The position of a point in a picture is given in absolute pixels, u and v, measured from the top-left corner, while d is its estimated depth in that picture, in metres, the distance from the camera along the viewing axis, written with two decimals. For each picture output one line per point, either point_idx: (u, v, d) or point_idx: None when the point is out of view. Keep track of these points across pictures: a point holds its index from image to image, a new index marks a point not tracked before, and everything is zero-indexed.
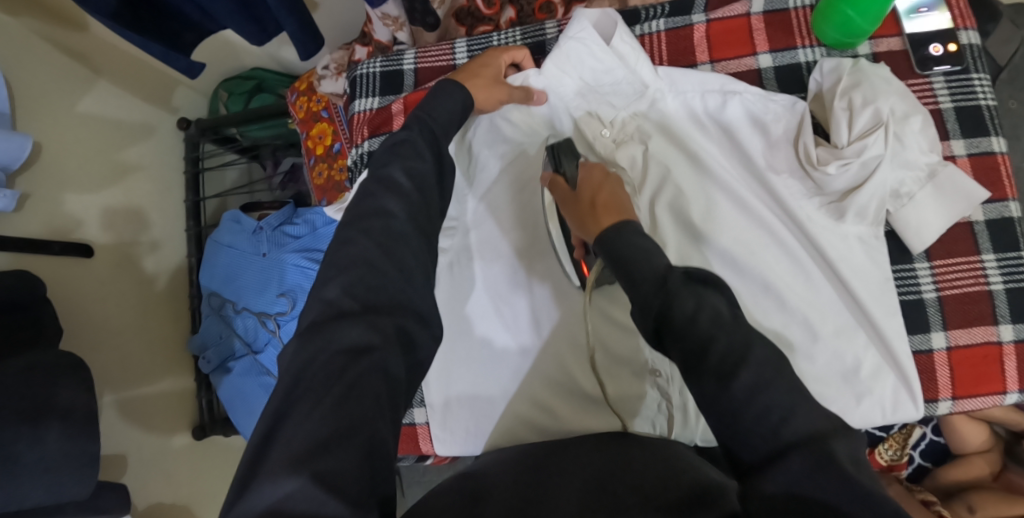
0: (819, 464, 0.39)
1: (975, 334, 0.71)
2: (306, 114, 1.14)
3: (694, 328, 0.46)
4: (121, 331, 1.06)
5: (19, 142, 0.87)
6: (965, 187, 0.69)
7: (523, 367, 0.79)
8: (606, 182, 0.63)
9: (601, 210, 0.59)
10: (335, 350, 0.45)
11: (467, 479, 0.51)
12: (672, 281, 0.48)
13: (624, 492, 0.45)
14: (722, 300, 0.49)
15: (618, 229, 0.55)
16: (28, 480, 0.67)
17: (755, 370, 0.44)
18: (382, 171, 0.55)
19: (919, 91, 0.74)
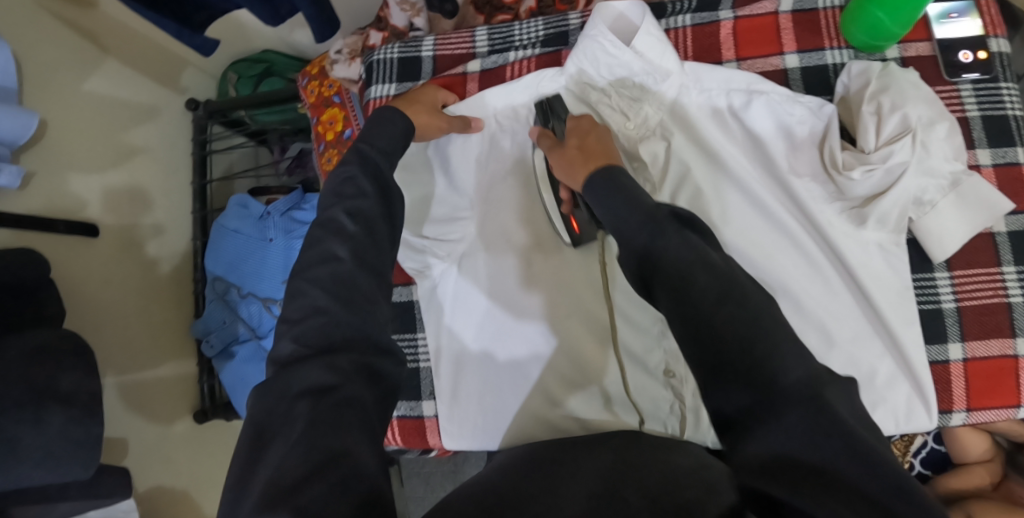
0: (816, 423, 0.39)
1: (992, 346, 0.70)
2: (317, 98, 1.13)
3: (675, 262, 0.48)
4: (124, 314, 1.05)
5: (24, 119, 0.85)
6: (989, 198, 0.68)
7: (533, 363, 0.78)
8: (593, 128, 0.69)
9: (591, 156, 0.64)
10: (295, 394, 0.47)
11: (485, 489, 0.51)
12: (660, 221, 0.51)
13: (632, 497, 0.47)
14: (706, 244, 0.51)
15: (606, 172, 0.59)
16: (29, 462, 0.66)
17: (738, 306, 0.44)
18: (328, 215, 0.59)
19: (947, 97, 0.73)
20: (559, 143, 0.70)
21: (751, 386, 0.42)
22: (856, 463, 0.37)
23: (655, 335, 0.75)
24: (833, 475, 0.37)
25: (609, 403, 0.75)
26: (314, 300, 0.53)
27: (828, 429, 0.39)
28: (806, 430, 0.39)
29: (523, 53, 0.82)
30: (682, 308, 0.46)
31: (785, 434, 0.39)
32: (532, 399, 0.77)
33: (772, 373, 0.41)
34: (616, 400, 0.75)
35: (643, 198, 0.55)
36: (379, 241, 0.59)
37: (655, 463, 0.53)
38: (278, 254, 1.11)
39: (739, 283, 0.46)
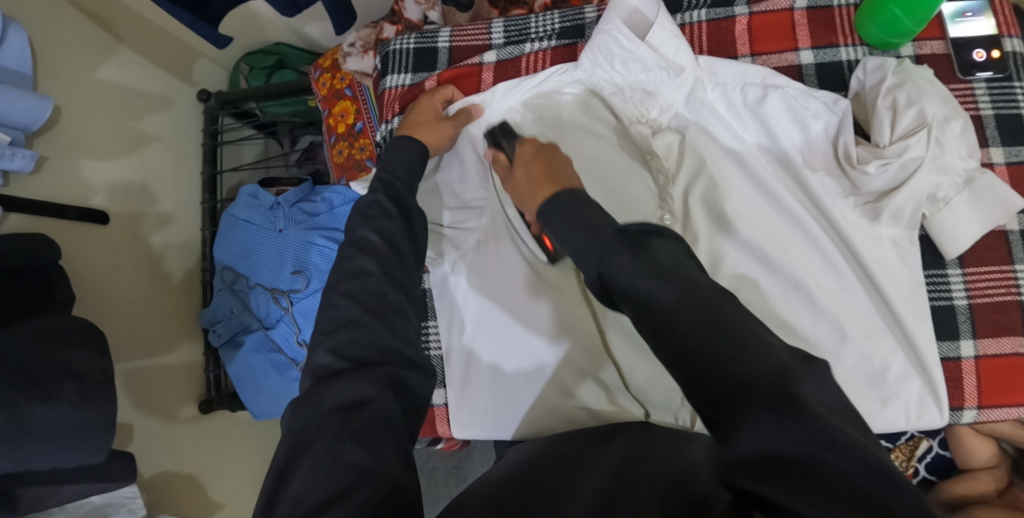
0: (796, 413, 0.38)
1: (1004, 344, 0.70)
2: (329, 91, 1.13)
3: (636, 282, 0.46)
4: (132, 302, 1.06)
5: (40, 104, 0.85)
6: (1003, 195, 0.68)
7: (543, 354, 0.78)
8: (538, 152, 0.68)
9: (539, 184, 0.63)
10: (327, 410, 0.48)
11: (509, 485, 0.53)
12: (606, 244, 0.50)
13: (641, 490, 0.48)
14: (669, 245, 0.49)
15: (554, 199, 0.57)
16: (41, 441, 0.66)
17: (699, 310, 0.43)
18: (356, 236, 0.61)
19: (961, 95, 0.73)
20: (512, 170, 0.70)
21: (725, 380, 0.41)
22: (842, 454, 0.36)
23: None
24: (806, 462, 0.37)
25: (617, 394, 0.75)
26: (348, 313, 0.55)
27: (800, 416, 0.38)
28: (780, 420, 0.38)
29: (539, 45, 0.83)
30: (649, 319, 0.45)
31: (759, 429, 0.38)
32: (544, 388, 0.78)
33: (745, 365, 0.41)
34: (624, 392, 0.75)
35: (596, 217, 0.53)
36: (404, 256, 0.61)
37: (666, 455, 0.54)
38: (288, 244, 1.11)
39: (697, 285, 0.45)
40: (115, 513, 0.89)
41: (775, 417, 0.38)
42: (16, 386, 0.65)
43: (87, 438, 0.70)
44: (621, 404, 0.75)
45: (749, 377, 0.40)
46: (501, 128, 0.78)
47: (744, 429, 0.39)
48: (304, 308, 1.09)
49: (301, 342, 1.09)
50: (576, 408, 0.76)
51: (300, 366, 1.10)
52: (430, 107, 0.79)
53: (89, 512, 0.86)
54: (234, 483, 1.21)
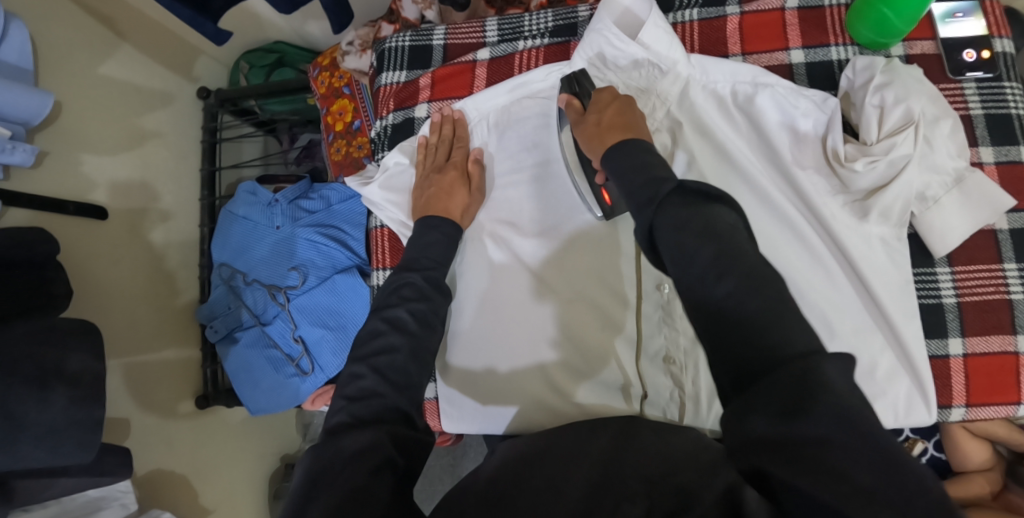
0: (810, 389, 0.38)
1: (992, 343, 0.70)
2: (328, 90, 1.13)
3: (685, 233, 0.47)
4: (131, 297, 1.06)
5: (40, 99, 0.86)
6: (992, 194, 0.68)
7: (533, 356, 0.79)
8: (615, 99, 0.67)
9: (609, 128, 0.63)
10: (347, 455, 0.52)
11: (506, 484, 0.53)
12: (664, 196, 0.49)
13: (627, 484, 0.48)
14: (725, 208, 0.49)
15: (622, 144, 0.58)
16: (30, 433, 0.67)
17: (738, 278, 0.44)
18: (389, 312, 0.64)
19: (951, 95, 0.74)
20: (581, 114, 0.70)
21: (753, 350, 0.42)
22: (853, 436, 0.37)
23: (657, 321, 0.75)
24: (830, 449, 0.37)
25: (629, 387, 0.76)
26: (372, 384, 0.58)
27: (822, 404, 0.38)
28: (783, 409, 0.39)
29: (532, 43, 0.83)
30: (686, 275, 0.46)
31: (775, 413, 0.39)
32: (535, 383, 0.78)
33: (773, 343, 0.42)
34: (615, 386, 0.76)
35: (657, 168, 0.54)
36: (432, 327, 0.65)
37: (651, 439, 0.54)
38: (285, 240, 1.12)
39: (744, 253, 0.46)
40: (110, 506, 0.91)
41: (790, 407, 0.38)
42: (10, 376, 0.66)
43: (78, 429, 0.71)
44: (613, 397, 0.76)
45: (773, 357, 0.41)
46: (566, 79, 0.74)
47: (761, 402, 0.40)
48: (302, 304, 1.10)
49: (299, 339, 1.10)
50: (563, 402, 0.77)
51: (296, 363, 1.11)
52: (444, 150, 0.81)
53: (83, 504, 0.87)
54: (226, 480, 1.21)
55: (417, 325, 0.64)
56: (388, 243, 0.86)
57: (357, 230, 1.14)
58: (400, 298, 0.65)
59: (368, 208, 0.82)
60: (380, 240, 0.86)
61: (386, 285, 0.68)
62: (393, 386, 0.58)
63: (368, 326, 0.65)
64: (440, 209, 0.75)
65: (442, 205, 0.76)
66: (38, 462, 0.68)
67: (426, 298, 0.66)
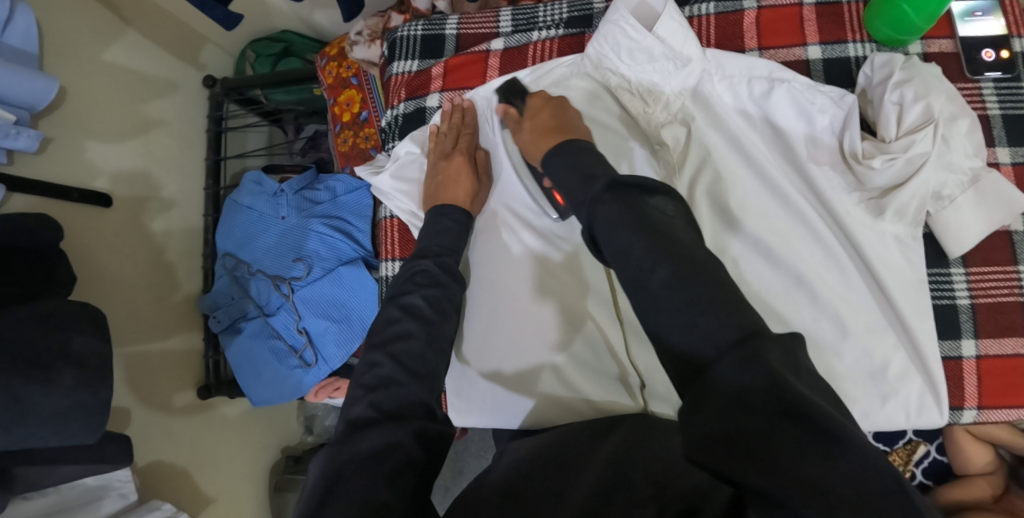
0: (756, 377, 0.37)
1: (1005, 345, 0.69)
2: (335, 80, 1.12)
3: (617, 228, 0.46)
4: (133, 286, 1.06)
5: (44, 84, 0.85)
6: (1009, 195, 0.68)
7: (542, 349, 0.78)
8: (547, 103, 0.72)
9: (543, 132, 0.68)
10: (363, 455, 0.51)
11: (522, 484, 0.52)
12: (596, 194, 0.49)
13: (642, 486, 0.47)
14: (658, 199, 0.48)
15: (562, 145, 0.59)
16: (35, 419, 0.69)
17: (674, 266, 0.43)
18: (404, 300, 0.64)
19: (968, 95, 0.73)
20: (519, 120, 0.74)
21: (698, 344, 0.40)
22: (803, 426, 0.35)
23: None
24: (778, 438, 0.36)
25: (612, 382, 0.76)
26: (388, 372, 0.58)
27: (772, 391, 0.36)
28: (734, 400, 0.37)
29: (546, 33, 0.82)
30: (625, 274, 0.45)
31: (724, 405, 0.37)
32: (546, 379, 0.77)
33: (714, 330, 0.40)
34: (626, 383, 0.76)
35: (593, 167, 0.54)
36: (445, 318, 0.64)
37: (652, 448, 0.53)
38: (289, 230, 1.12)
39: (679, 243, 0.45)
40: (109, 496, 0.93)
41: (742, 402, 0.37)
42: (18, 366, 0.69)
43: (76, 414, 0.73)
44: (624, 392, 0.75)
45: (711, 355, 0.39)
46: (510, 85, 0.78)
47: (714, 391, 0.38)
48: (305, 295, 1.10)
49: (302, 330, 1.10)
50: (573, 396, 0.77)
51: (300, 354, 1.10)
52: (452, 138, 0.79)
53: (82, 493, 0.89)
54: (228, 471, 1.20)
55: (433, 313, 0.64)
56: (397, 234, 0.85)
57: (362, 222, 1.13)
58: (417, 285, 0.65)
59: (377, 197, 0.82)
60: (389, 230, 0.86)
61: (400, 275, 0.67)
62: (410, 374, 0.58)
63: (383, 316, 0.64)
64: (450, 198, 0.75)
65: (451, 195, 0.75)
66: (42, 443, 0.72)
67: (442, 286, 0.66)
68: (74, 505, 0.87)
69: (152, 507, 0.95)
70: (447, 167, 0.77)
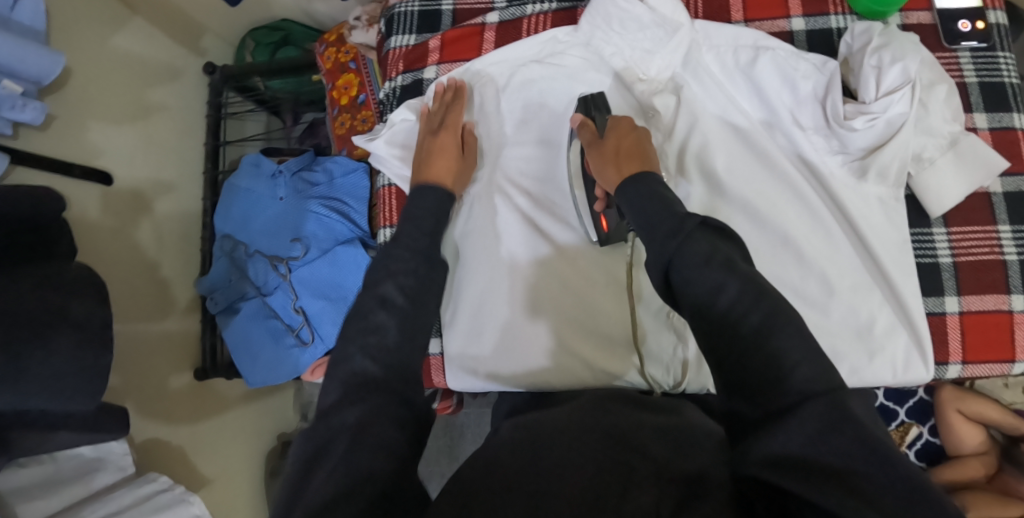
0: (835, 421, 0.38)
1: (987, 301, 0.71)
2: (334, 65, 1.15)
3: (705, 270, 0.46)
4: (133, 265, 1.07)
5: (51, 60, 0.87)
6: (986, 156, 0.71)
7: (538, 346, 0.78)
8: (632, 131, 0.67)
9: (625, 157, 0.64)
10: (345, 427, 0.47)
11: (521, 456, 0.46)
12: (691, 227, 0.48)
13: (637, 468, 0.44)
14: (738, 250, 0.49)
15: (640, 178, 0.58)
16: (35, 379, 0.71)
17: (766, 313, 0.43)
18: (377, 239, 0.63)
19: (946, 63, 0.76)
20: (597, 138, 0.70)
21: (757, 373, 0.42)
22: (875, 459, 0.37)
23: None
24: (857, 477, 0.37)
25: (608, 342, 0.78)
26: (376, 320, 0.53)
27: (849, 430, 0.38)
28: (810, 434, 0.38)
29: (540, 7, 0.84)
30: (705, 315, 0.45)
31: (802, 439, 0.38)
32: (542, 350, 0.78)
33: (789, 366, 0.41)
34: (620, 343, 0.77)
35: (675, 204, 0.54)
36: None
37: (659, 422, 0.50)
38: (287, 212, 1.14)
39: (762, 286, 0.46)
40: (105, 468, 0.94)
41: (823, 437, 0.38)
42: (18, 324, 0.70)
43: (76, 383, 0.75)
44: (617, 351, 0.77)
45: (795, 385, 0.40)
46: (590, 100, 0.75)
47: (794, 426, 0.39)
48: (303, 275, 1.10)
49: (299, 310, 1.10)
50: (571, 358, 0.78)
51: (296, 333, 1.11)
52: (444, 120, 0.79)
53: (77, 465, 0.91)
54: (224, 454, 1.21)
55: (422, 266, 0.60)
56: (395, 202, 0.86)
57: (360, 204, 1.14)
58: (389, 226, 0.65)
59: (375, 164, 0.83)
60: (388, 198, 0.87)
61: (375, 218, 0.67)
62: (396, 318, 0.54)
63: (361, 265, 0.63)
64: (432, 174, 0.74)
65: (433, 171, 0.74)
66: (38, 403, 0.72)
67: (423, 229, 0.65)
68: (73, 477, 0.89)
69: (148, 479, 0.96)
70: (429, 146, 0.77)
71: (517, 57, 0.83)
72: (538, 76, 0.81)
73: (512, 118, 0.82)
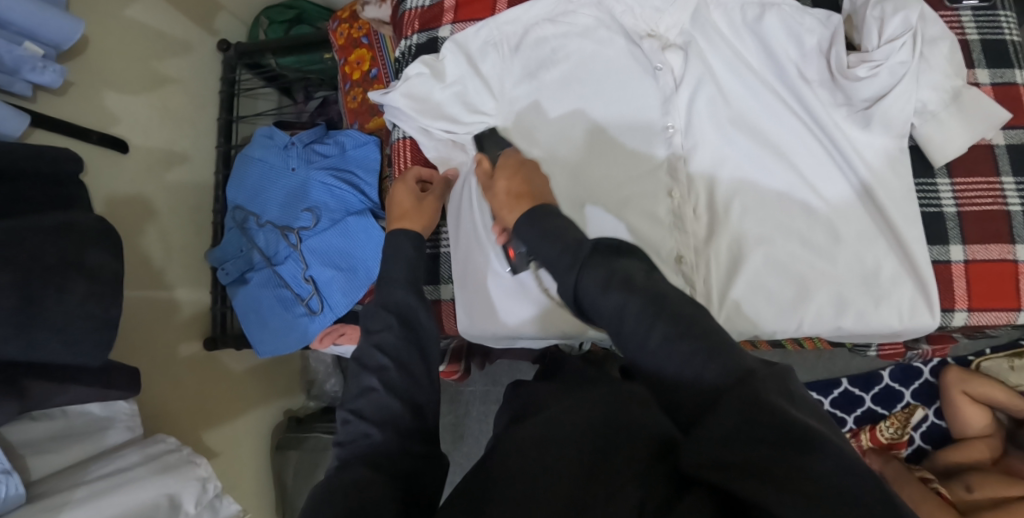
0: (751, 405, 0.40)
1: (991, 251, 0.73)
2: (346, 41, 1.18)
3: (605, 291, 0.51)
4: (147, 234, 1.08)
5: (70, 24, 0.88)
6: (987, 109, 0.72)
7: (522, 327, 0.81)
8: (525, 167, 0.71)
9: (518, 197, 0.67)
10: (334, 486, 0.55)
11: (497, 475, 0.48)
12: (585, 256, 0.53)
13: (610, 474, 0.45)
14: (638, 264, 0.53)
15: (533, 216, 0.62)
16: (47, 325, 0.70)
17: (667, 324, 0.48)
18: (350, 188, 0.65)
19: (949, 21, 0.78)
20: (492, 177, 0.72)
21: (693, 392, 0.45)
22: (803, 450, 0.38)
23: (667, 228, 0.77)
24: (788, 465, 0.38)
25: None
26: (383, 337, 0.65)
27: (775, 420, 0.39)
28: (735, 430, 0.40)
29: None
30: (618, 334, 0.50)
31: (721, 436, 0.40)
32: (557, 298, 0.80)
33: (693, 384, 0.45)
34: None
35: (570, 232, 0.58)
36: None
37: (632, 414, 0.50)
38: (299, 182, 1.15)
39: (666, 296, 0.50)
40: (114, 428, 0.93)
41: (736, 427, 0.40)
42: (33, 271, 0.69)
43: (88, 332, 0.74)
44: None
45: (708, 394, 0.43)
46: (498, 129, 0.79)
47: (717, 426, 0.41)
48: (313, 244, 1.12)
49: (310, 279, 1.12)
50: (579, 312, 0.80)
51: (306, 302, 1.12)
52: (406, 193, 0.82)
53: (86, 423, 0.90)
54: (234, 427, 1.21)
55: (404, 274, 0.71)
56: (410, 154, 0.89)
57: (371, 176, 1.15)
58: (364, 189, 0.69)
59: (391, 118, 0.84)
60: (403, 151, 0.89)
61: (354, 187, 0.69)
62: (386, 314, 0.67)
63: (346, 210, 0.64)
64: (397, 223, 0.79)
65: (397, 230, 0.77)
66: (52, 356, 0.71)
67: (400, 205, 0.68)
68: (82, 432, 0.89)
69: (157, 440, 0.97)
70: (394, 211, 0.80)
71: (530, 16, 0.82)
72: (551, 34, 0.81)
73: (525, 75, 0.82)
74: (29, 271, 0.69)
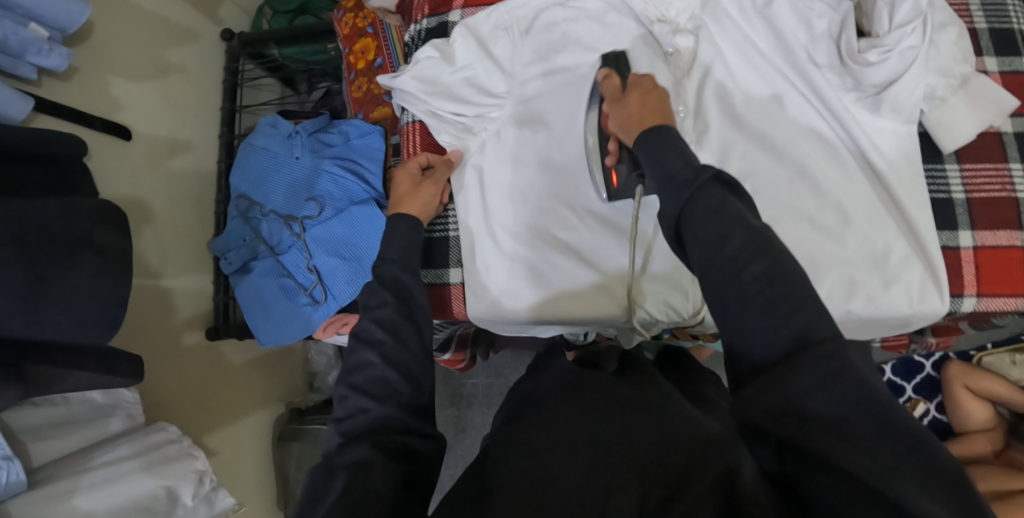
0: (836, 369, 0.41)
1: (1000, 237, 0.73)
2: (351, 30, 1.18)
3: (712, 222, 0.48)
4: (151, 220, 1.08)
5: (78, 7, 0.88)
6: (996, 95, 0.72)
7: (537, 307, 0.80)
8: (655, 88, 0.65)
9: (647, 113, 0.62)
10: (340, 466, 0.55)
11: (530, 461, 0.50)
12: (703, 180, 0.50)
13: (626, 462, 0.48)
14: (746, 205, 0.51)
15: (658, 129, 0.58)
16: (53, 304, 0.69)
17: (768, 263, 0.46)
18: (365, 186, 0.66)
19: (958, 10, 0.78)
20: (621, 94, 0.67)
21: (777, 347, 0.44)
22: (870, 414, 0.39)
23: None
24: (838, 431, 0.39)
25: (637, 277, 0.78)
26: (389, 314, 0.64)
27: (840, 383, 0.40)
28: (789, 393, 0.41)
29: None
30: (711, 265, 0.48)
31: (782, 392, 0.41)
32: (580, 281, 0.79)
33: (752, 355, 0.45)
34: (641, 274, 0.78)
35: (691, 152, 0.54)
36: None
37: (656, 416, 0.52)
38: (305, 171, 1.14)
39: (770, 241, 0.48)
40: (115, 415, 0.92)
41: (792, 388, 0.41)
42: (42, 245, 0.68)
43: (91, 313, 0.72)
44: (647, 282, 0.78)
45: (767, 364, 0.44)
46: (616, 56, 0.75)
47: (772, 390, 0.41)
48: (317, 233, 1.11)
49: (312, 268, 1.11)
50: (608, 298, 0.78)
51: (310, 292, 1.11)
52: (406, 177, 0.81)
53: (88, 410, 0.89)
54: (235, 418, 1.21)
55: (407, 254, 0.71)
56: (419, 138, 0.89)
57: (375, 165, 1.13)
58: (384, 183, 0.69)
59: (402, 101, 0.85)
60: (411, 135, 0.89)
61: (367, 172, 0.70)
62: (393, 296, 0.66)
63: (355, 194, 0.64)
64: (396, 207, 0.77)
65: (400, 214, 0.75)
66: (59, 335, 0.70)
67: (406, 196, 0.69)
68: (82, 419, 0.87)
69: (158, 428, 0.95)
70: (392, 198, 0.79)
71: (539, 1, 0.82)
72: (560, 18, 0.82)
73: (535, 59, 0.82)
74: (38, 250, 0.68)
